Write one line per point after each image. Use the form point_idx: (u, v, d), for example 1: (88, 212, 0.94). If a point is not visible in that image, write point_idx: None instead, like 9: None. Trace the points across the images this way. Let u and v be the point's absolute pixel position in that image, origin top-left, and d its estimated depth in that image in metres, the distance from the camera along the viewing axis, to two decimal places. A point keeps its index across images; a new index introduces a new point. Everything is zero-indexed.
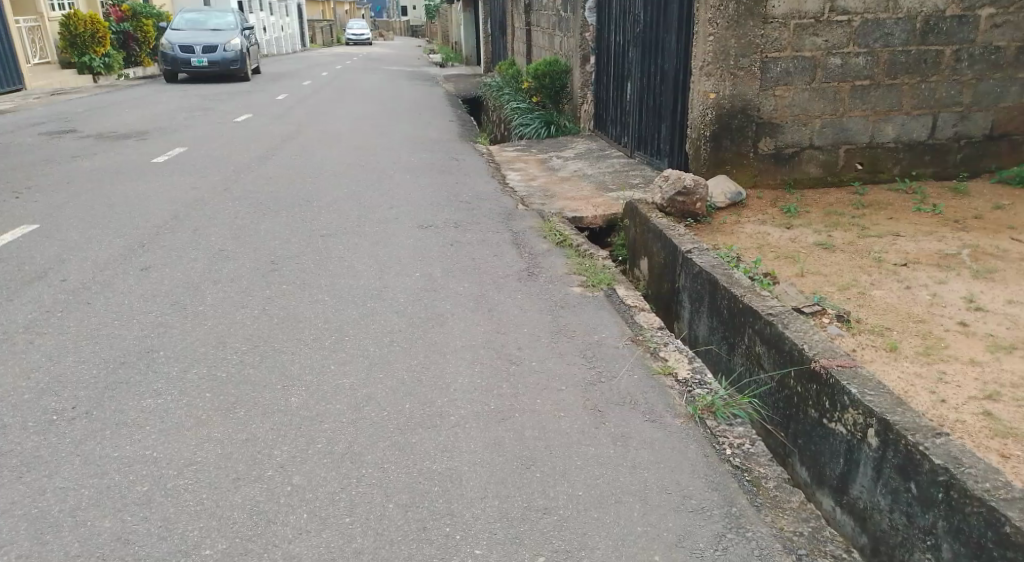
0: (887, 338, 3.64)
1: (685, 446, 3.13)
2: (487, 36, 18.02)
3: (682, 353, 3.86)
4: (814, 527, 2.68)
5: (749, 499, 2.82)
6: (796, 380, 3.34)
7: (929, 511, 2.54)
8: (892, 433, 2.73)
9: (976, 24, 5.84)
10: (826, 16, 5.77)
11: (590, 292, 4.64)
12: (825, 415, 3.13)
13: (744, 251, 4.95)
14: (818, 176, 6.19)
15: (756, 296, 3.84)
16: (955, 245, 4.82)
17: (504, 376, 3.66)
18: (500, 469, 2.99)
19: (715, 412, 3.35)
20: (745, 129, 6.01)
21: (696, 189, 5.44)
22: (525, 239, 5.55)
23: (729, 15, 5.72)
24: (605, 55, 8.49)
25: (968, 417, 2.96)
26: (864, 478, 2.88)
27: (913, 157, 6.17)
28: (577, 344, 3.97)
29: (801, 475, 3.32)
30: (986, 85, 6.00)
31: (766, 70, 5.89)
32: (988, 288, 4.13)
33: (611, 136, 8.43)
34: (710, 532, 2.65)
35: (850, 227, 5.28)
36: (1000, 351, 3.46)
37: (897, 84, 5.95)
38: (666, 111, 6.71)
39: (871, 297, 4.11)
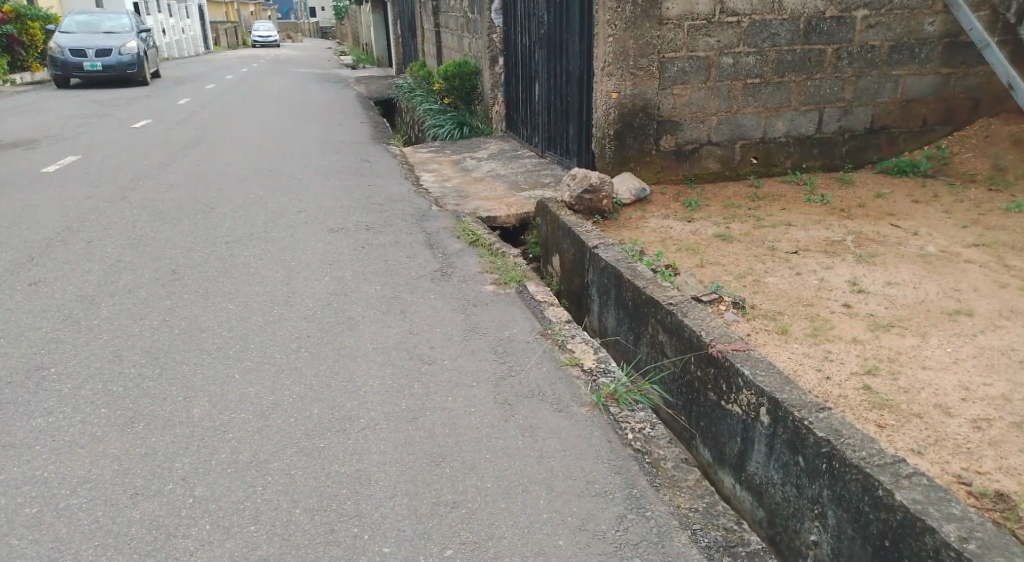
0: (778, 321, 3.84)
1: (589, 433, 3.23)
2: (397, 38, 17.89)
3: (588, 344, 3.96)
4: (708, 502, 2.81)
5: (649, 480, 2.94)
6: (695, 364, 3.49)
7: (815, 482, 2.70)
8: (781, 410, 2.88)
9: (854, 25, 6.19)
10: (717, 17, 6.00)
11: (502, 289, 4.70)
12: (723, 397, 3.28)
13: (648, 244, 5.11)
14: (717, 171, 6.45)
15: (658, 288, 3.98)
16: (841, 232, 5.11)
17: (415, 376, 3.68)
18: (410, 467, 3.02)
19: (619, 399, 3.46)
20: (647, 127, 6.20)
21: (602, 186, 5.56)
22: (437, 239, 5.57)
23: (627, 17, 5.83)
24: (513, 57, 8.59)
25: (849, 392, 3.14)
26: (759, 455, 3.04)
27: (803, 151, 6.52)
28: (488, 341, 4.02)
29: (704, 455, 3.48)
30: (865, 82, 6.38)
31: (664, 70, 6.07)
32: (869, 272, 4.39)
33: (522, 137, 8.52)
34: (612, 514, 2.75)
35: (747, 218, 5.53)
36: (879, 329, 3.68)
37: (785, 82, 6.27)
38: (573, 111, 6.83)
39: (765, 284, 4.31)
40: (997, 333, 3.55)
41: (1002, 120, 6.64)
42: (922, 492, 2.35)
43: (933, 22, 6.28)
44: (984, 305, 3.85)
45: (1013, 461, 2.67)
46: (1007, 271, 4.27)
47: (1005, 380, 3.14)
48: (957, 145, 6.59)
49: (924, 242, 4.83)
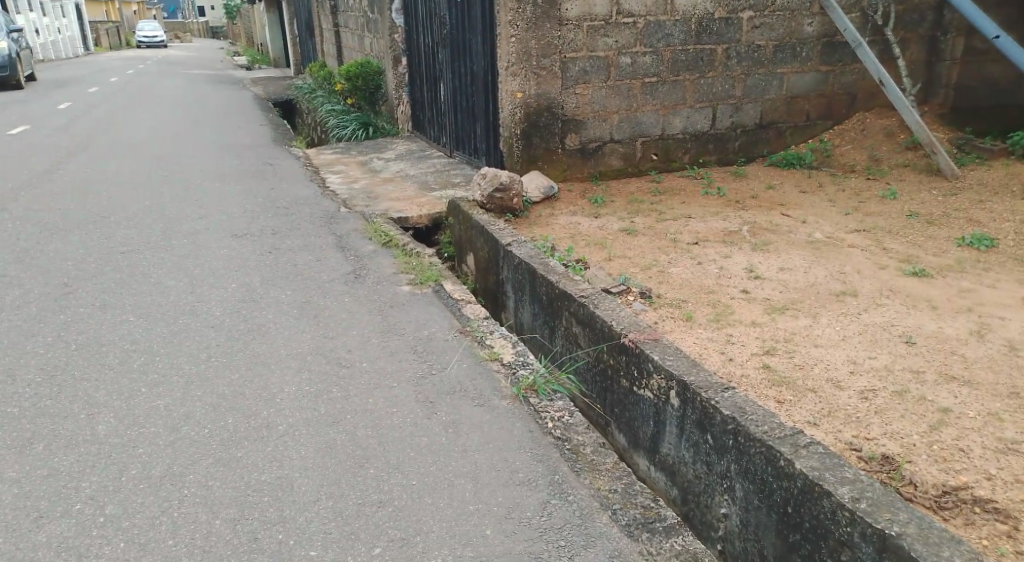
0: (683, 309, 4.04)
1: (511, 424, 3.31)
2: (295, 38, 17.50)
3: (507, 339, 4.04)
4: (626, 483, 2.94)
5: (570, 465, 3.05)
6: (608, 354, 3.63)
7: (723, 457, 2.88)
8: (689, 392, 3.04)
9: (740, 26, 6.52)
10: (614, 18, 6.20)
11: (418, 289, 4.72)
12: (635, 383, 3.44)
13: (558, 240, 5.25)
14: (620, 168, 6.68)
15: (570, 281, 4.11)
16: (737, 222, 5.40)
17: (334, 380, 3.66)
18: (333, 470, 3.02)
19: (538, 390, 3.56)
20: (553, 126, 6.34)
21: (512, 185, 5.66)
22: (348, 241, 5.53)
23: (528, 17, 5.94)
24: (416, 58, 8.60)
25: (750, 371, 3.35)
26: (671, 436, 3.20)
27: (699, 146, 6.84)
28: (406, 341, 4.04)
29: (620, 440, 3.64)
30: (753, 80, 6.74)
31: (566, 70, 6.23)
32: (764, 259, 4.66)
33: (429, 137, 8.54)
34: (536, 501, 2.85)
35: (650, 212, 5.75)
36: (775, 312, 3.92)
37: (680, 81, 6.55)
38: (479, 111, 6.91)
39: (669, 275, 4.51)
40: (879, 310, 3.84)
41: (876, 114, 7.15)
42: (818, 459, 2.52)
43: (812, 23, 6.69)
44: (866, 286, 4.16)
45: (897, 426, 2.87)
46: (885, 254, 4.62)
47: (887, 352, 3.41)
48: (837, 139, 7.06)
49: (812, 229, 5.16)
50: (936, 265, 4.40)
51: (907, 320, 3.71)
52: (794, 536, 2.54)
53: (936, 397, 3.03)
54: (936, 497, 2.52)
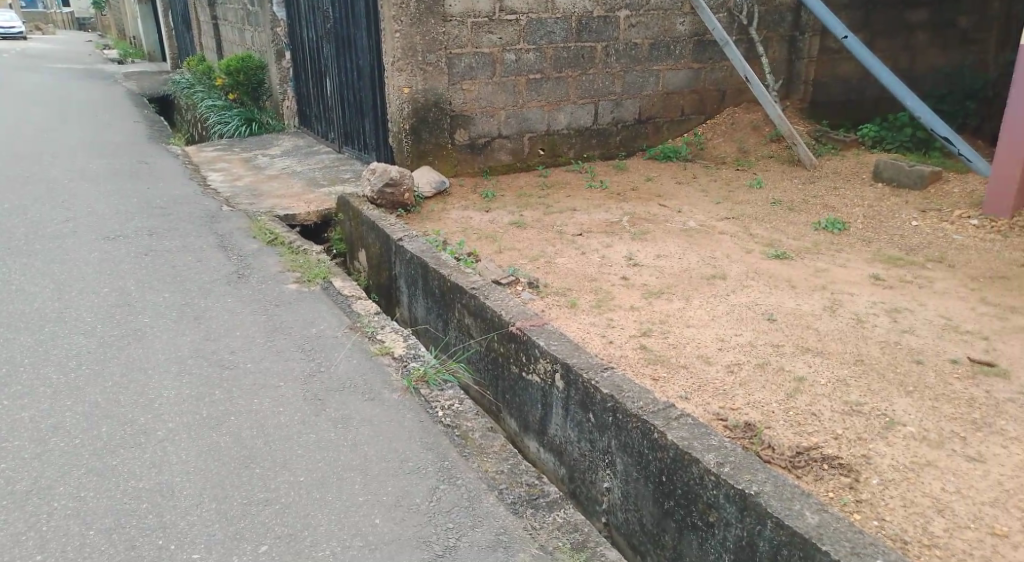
0: (569, 297, 4.19)
1: (401, 416, 3.35)
2: (170, 31, 16.73)
3: (397, 333, 4.06)
4: (512, 463, 3.04)
5: (458, 451, 3.12)
6: (498, 342, 3.73)
7: (604, 434, 3.01)
8: (572, 373, 3.17)
9: (618, 25, 6.77)
10: (497, 15, 6.31)
11: (306, 287, 4.65)
12: (523, 368, 3.54)
13: (450, 234, 5.31)
14: (509, 162, 6.81)
15: (460, 274, 4.18)
16: (619, 213, 5.63)
17: (216, 382, 3.59)
18: (216, 473, 2.98)
19: (429, 380, 3.60)
20: (441, 121, 6.38)
21: (402, 180, 5.66)
22: (231, 241, 5.38)
23: (411, 13, 5.96)
24: (300, 52, 8.45)
25: (629, 352, 3.52)
26: (558, 417, 3.33)
27: (583, 141, 7.06)
28: (294, 340, 3.99)
29: (512, 425, 3.76)
30: (632, 77, 7.02)
31: (452, 66, 6.29)
32: (642, 248, 4.88)
33: (316, 133, 8.41)
34: (424, 487, 2.91)
35: (538, 206, 5.90)
36: (652, 296, 4.13)
37: (563, 77, 6.74)
38: (367, 107, 6.87)
39: (555, 265, 4.66)
40: (745, 291, 4.11)
41: (744, 109, 7.58)
42: (688, 430, 2.68)
43: (684, 22, 7.02)
44: (735, 269, 4.43)
45: (759, 396, 3.10)
46: (751, 239, 4.93)
47: (751, 329, 3.66)
48: (710, 133, 7.44)
49: (687, 218, 5.44)
50: (795, 248, 4.74)
51: (770, 299, 3.99)
52: (668, 503, 2.71)
53: (793, 367, 3.30)
54: (790, 457, 2.74)
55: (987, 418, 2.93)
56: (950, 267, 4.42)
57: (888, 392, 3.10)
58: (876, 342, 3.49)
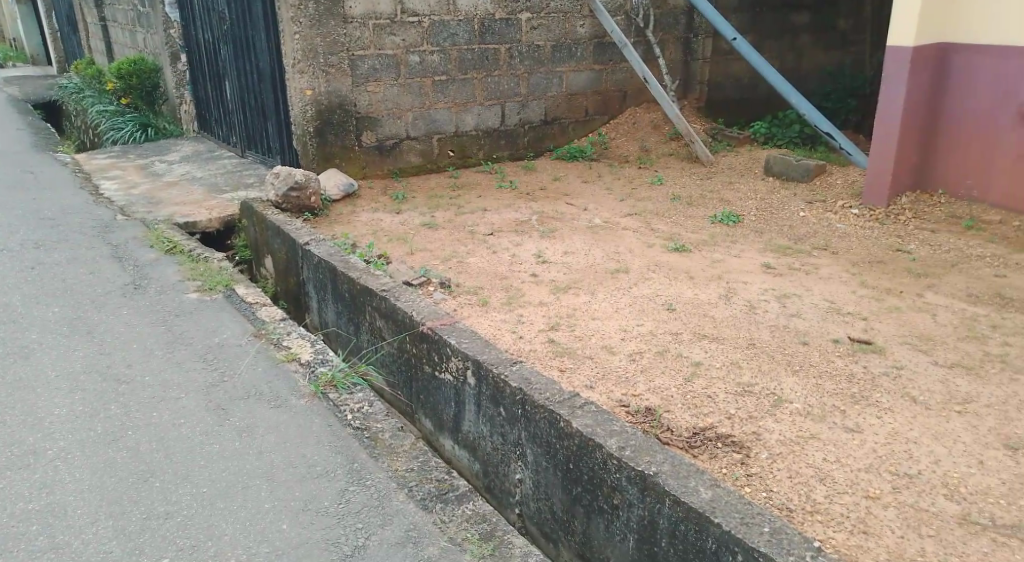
0: (479, 295, 4.23)
1: (309, 421, 3.31)
2: (55, 34, 15.91)
3: (304, 339, 4.00)
4: (422, 461, 3.05)
5: (368, 452, 3.10)
6: (410, 342, 3.72)
7: (515, 427, 3.05)
8: (482, 369, 3.19)
9: (520, 27, 6.87)
10: (399, 17, 6.31)
11: (208, 295, 4.53)
12: (435, 367, 3.55)
13: (359, 237, 5.26)
14: (419, 164, 6.81)
15: (369, 276, 4.15)
16: (528, 212, 5.71)
17: (112, 397, 3.45)
18: (113, 489, 2.87)
19: (337, 385, 3.57)
20: (346, 123, 6.32)
21: (308, 183, 5.58)
22: (127, 251, 5.17)
23: (311, 14, 5.89)
24: (196, 54, 8.19)
25: (538, 346, 3.58)
26: (470, 414, 3.35)
27: (492, 142, 7.13)
28: (195, 351, 3.88)
29: (427, 425, 3.77)
30: (536, 78, 7.13)
31: (355, 67, 6.24)
32: (550, 245, 4.97)
33: (217, 137, 8.17)
34: (333, 490, 2.89)
35: (448, 206, 5.92)
36: (560, 291, 4.22)
37: (468, 79, 6.79)
38: (269, 110, 6.72)
39: (466, 264, 4.69)
40: (646, 283, 4.25)
41: (645, 109, 7.81)
42: (592, 417, 2.75)
43: (584, 24, 7.19)
44: (637, 262, 4.57)
45: (659, 381, 3.22)
46: (653, 234, 5.10)
47: (652, 319, 3.79)
48: (613, 132, 7.64)
49: (592, 215, 5.57)
50: (693, 241, 4.93)
51: (670, 290, 4.14)
52: (576, 489, 2.78)
53: (690, 353, 3.44)
54: (687, 438, 2.86)
55: (865, 392, 3.13)
56: (835, 254, 4.68)
57: (778, 372, 3.27)
58: (767, 327, 3.68)
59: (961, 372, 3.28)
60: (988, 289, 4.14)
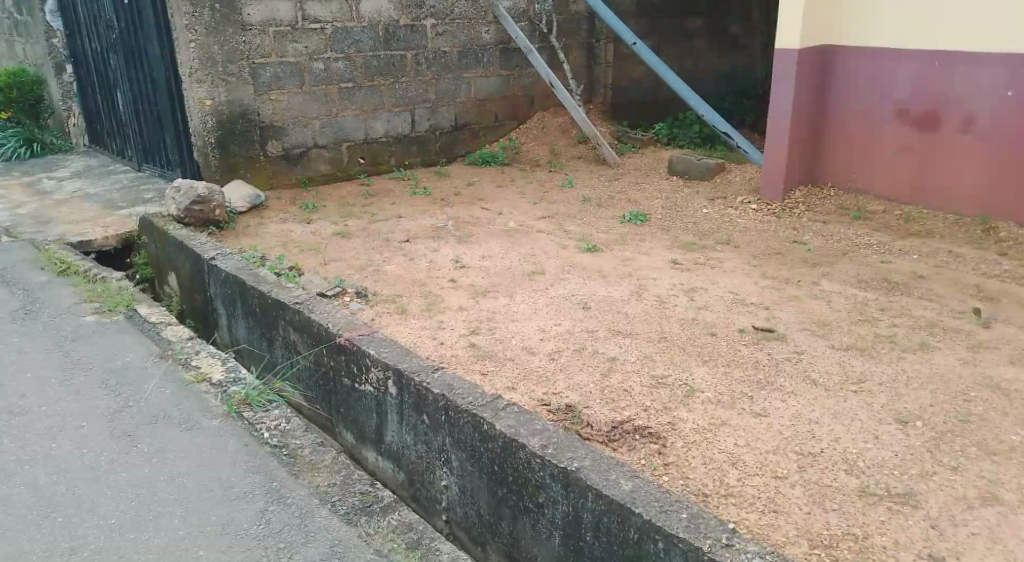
0: (397, 303, 4.20)
1: (223, 442, 3.21)
2: None
3: (214, 357, 3.87)
4: (344, 475, 3.00)
5: (287, 469, 3.03)
6: (327, 355, 3.66)
7: (439, 433, 3.05)
8: (404, 378, 3.17)
9: (425, 33, 6.87)
10: (300, 24, 6.20)
11: (107, 317, 4.33)
12: (355, 379, 3.51)
13: (269, 249, 5.14)
14: (328, 173, 6.70)
15: (282, 290, 4.06)
16: (443, 218, 5.71)
17: (5, 431, 3.26)
18: (11, 527, 2.72)
19: (252, 403, 3.46)
20: (250, 133, 6.16)
21: (211, 196, 5.40)
22: (15, 274, 4.88)
23: (206, 22, 5.72)
24: (84, 65, 7.81)
25: (459, 351, 3.60)
26: (393, 424, 3.33)
27: (402, 149, 7.09)
28: (96, 376, 3.71)
29: (349, 438, 3.73)
30: (444, 84, 7.13)
31: (256, 76, 6.09)
32: (467, 250, 4.99)
33: (111, 151, 7.81)
34: (252, 511, 2.82)
35: (361, 215, 5.86)
36: (479, 295, 4.24)
37: (375, 86, 6.73)
38: (166, 121, 6.47)
39: (383, 273, 4.65)
40: (562, 284, 4.33)
41: (553, 113, 7.94)
42: (514, 418, 2.78)
43: (489, 30, 7.25)
44: (552, 264, 4.65)
45: (578, 378, 3.29)
46: (566, 235, 5.19)
47: (569, 318, 3.86)
48: (523, 137, 7.72)
49: (507, 219, 5.63)
50: (605, 241, 5.05)
51: (584, 289, 4.23)
52: (501, 491, 2.80)
53: (606, 349, 3.53)
54: (607, 431, 2.93)
55: (769, 377, 3.29)
56: (738, 248, 4.89)
57: (689, 363, 3.40)
58: (678, 320, 3.81)
59: (855, 353, 3.49)
60: (876, 275, 4.41)
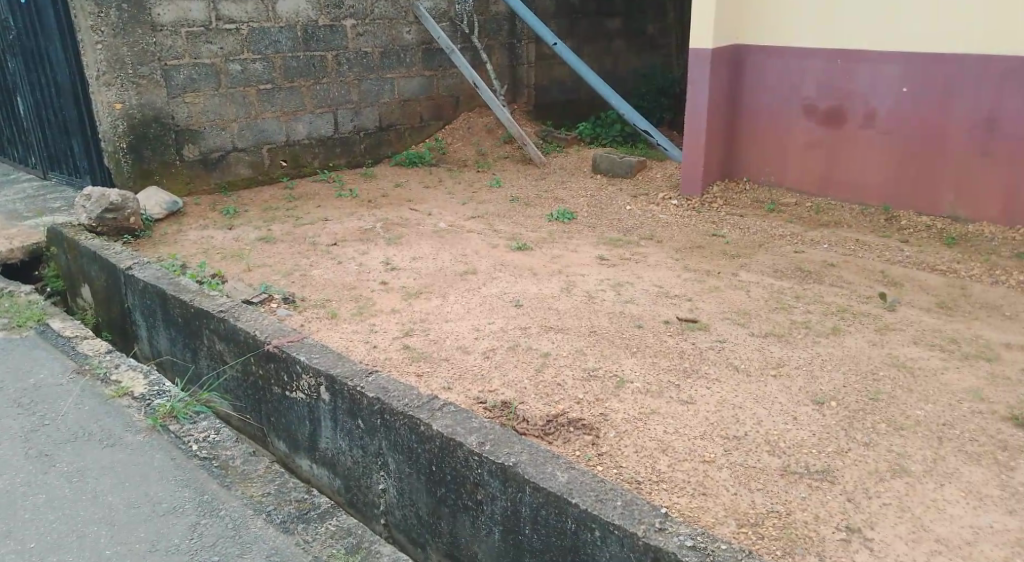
0: (327, 308, 4.16)
1: (150, 457, 3.12)
2: None
3: (135, 371, 3.72)
4: (279, 483, 2.93)
5: (219, 481, 2.96)
6: (256, 364, 3.60)
7: (375, 437, 3.05)
8: (337, 383, 3.14)
9: (345, 33, 6.80)
10: (214, 24, 6.05)
11: (17, 333, 4.13)
12: (286, 387, 3.46)
13: (189, 257, 5.00)
14: (249, 176, 6.56)
15: (205, 298, 3.96)
16: (370, 220, 5.66)
17: None
18: None
19: (178, 415, 3.36)
20: (164, 138, 5.97)
21: (125, 204, 5.22)
22: None
23: (113, 22, 5.52)
24: None
25: (393, 353, 3.59)
26: (327, 430, 3.30)
27: (326, 151, 6.99)
28: (8, 396, 3.56)
29: (282, 447, 3.68)
30: (366, 85, 7.07)
31: (169, 78, 5.91)
32: (397, 252, 4.98)
33: (13, 159, 7.43)
34: (183, 526, 2.76)
35: (285, 219, 5.76)
36: (411, 297, 4.24)
37: (296, 87, 6.62)
38: (73, 126, 6.21)
39: (311, 277, 4.60)
40: (494, 282, 4.37)
41: (478, 113, 7.97)
42: (451, 418, 2.80)
43: (410, 31, 7.22)
44: (483, 263, 4.69)
45: (513, 375, 3.34)
46: (496, 234, 5.23)
47: (502, 316, 3.91)
48: (449, 137, 7.73)
49: (436, 219, 5.64)
50: (535, 239, 5.11)
51: (515, 287, 4.28)
52: (440, 491, 2.83)
53: (540, 345, 3.59)
54: (542, 426, 2.99)
55: (694, 365, 3.41)
56: (661, 242, 5.04)
57: (619, 355, 3.49)
58: (608, 314, 3.91)
59: (774, 339, 3.66)
60: (790, 264, 4.62)
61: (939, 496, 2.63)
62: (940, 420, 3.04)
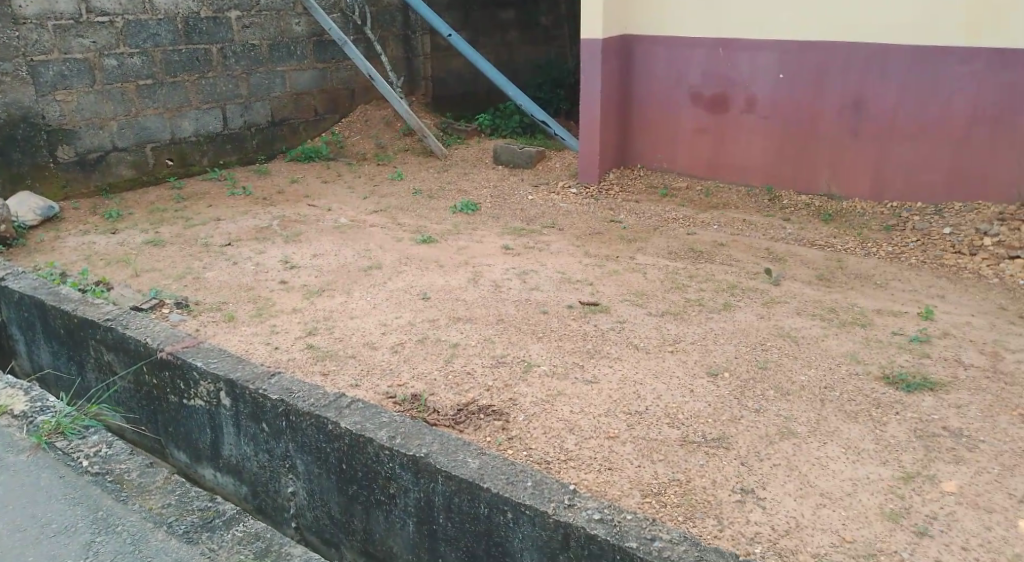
0: (224, 311, 4.03)
1: (36, 477, 2.96)
2: None
3: (13, 387, 3.46)
4: (180, 492, 2.79)
5: (114, 497, 2.81)
6: (150, 373, 3.46)
7: (281, 439, 2.99)
8: (238, 388, 3.06)
9: (230, 26, 6.56)
10: (84, 17, 5.73)
11: None
12: (183, 395, 3.34)
13: (70, 264, 4.73)
14: (133, 177, 6.25)
15: (90, 307, 3.76)
16: (266, 218, 5.51)
17: None
18: None
19: (65, 431, 3.17)
20: (35, 139, 5.62)
21: None
22: None
23: None
24: None
25: (297, 354, 3.52)
26: (230, 436, 3.21)
27: (215, 148, 6.74)
28: None
29: (182, 458, 3.55)
30: (255, 79, 6.86)
31: (37, 75, 5.57)
32: (297, 250, 4.87)
33: None
34: (77, 546, 2.65)
35: (175, 220, 5.53)
36: (313, 295, 4.16)
37: (179, 82, 6.35)
38: None
39: (206, 280, 4.44)
40: (399, 276, 4.34)
41: (376, 106, 7.83)
42: (359, 414, 2.78)
43: (299, 22, 7.04)
44: (387, 257, 4.65)
45: (421, 368, 3.34)
46: (399, 228, 5.20)
47: (408, 309, 3.90)
48: (346, 131, 7.59)
49: (336, 215, 5.54)
50: (438, 231, 5.11)
51: (421, 280, 4.27)
52: (352, 488, 2.80)
53: (448, 336, 3.60)
54: (452, 415, 3.01)
55: (597, 347, 3.51)
56: (561, 230, 5.14)
57: (525, 341, 3.55)
58: (513, 302, 3.96)
59: (670, 317, 3.81)
60: (683, 245, 4.81)
61: (823, 454, 2.82)
62: (822, 384, 3.25)
